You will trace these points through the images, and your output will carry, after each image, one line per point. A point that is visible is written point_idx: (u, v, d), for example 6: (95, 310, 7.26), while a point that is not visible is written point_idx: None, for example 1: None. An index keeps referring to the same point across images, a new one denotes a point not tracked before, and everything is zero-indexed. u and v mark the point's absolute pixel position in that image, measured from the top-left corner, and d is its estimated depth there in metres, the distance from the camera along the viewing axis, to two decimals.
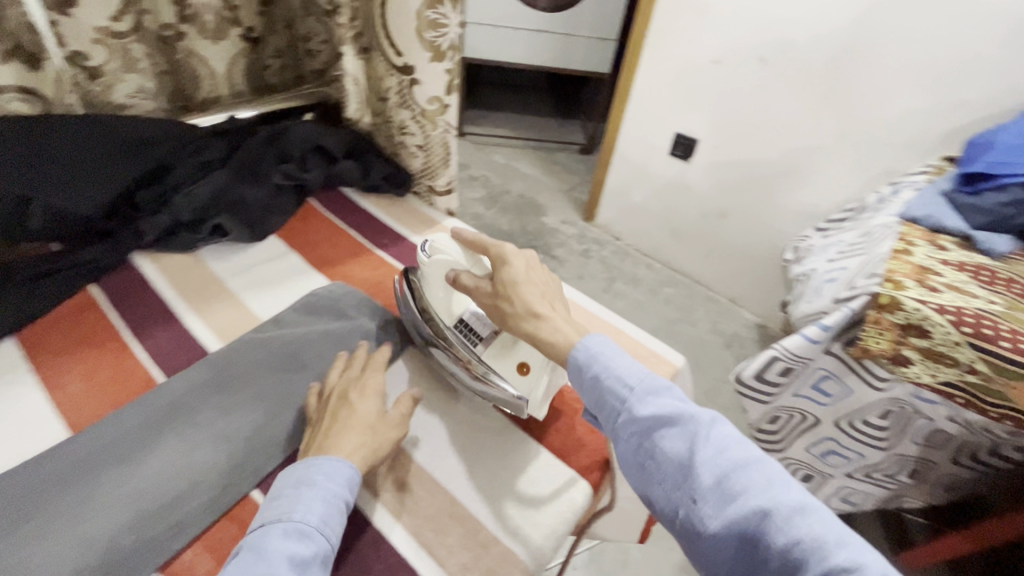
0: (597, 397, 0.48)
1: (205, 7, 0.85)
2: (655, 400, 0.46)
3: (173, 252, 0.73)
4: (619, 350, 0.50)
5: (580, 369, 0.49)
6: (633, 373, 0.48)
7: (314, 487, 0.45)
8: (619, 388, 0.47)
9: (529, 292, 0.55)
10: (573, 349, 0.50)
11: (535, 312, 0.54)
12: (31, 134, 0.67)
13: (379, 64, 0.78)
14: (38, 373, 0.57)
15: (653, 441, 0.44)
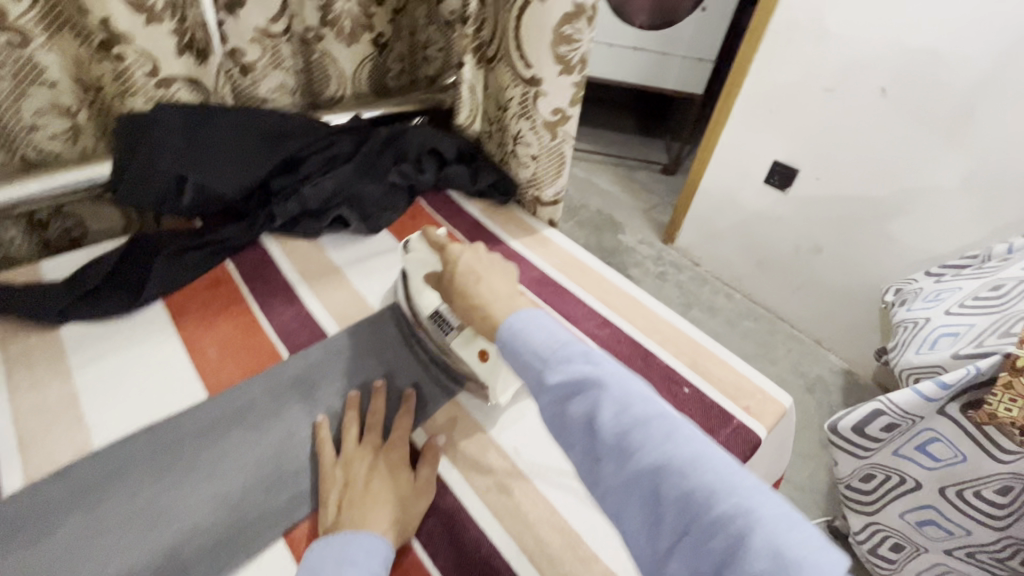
0: (516, 367, 0.45)
1: (346, 13, 0.89)
2: (568, 365, 0.42)
3: (297, 238, 0.79)
4: (536, 315, 0.46)
5: (502, 342, 0.46)
6: (543, 339, 0.44)
7: (355, 566, 0.44)
8: (536, 355, 0.43)
9: (470, 280, 0.53)
10: (499, 325, 0.46)
11: (478, 299, 0.51)
12: (190, 120, 0.72)
13: (503, 75, 0.82)
14: (181, 337, 0.62)
15: (563, 408, 0.41)
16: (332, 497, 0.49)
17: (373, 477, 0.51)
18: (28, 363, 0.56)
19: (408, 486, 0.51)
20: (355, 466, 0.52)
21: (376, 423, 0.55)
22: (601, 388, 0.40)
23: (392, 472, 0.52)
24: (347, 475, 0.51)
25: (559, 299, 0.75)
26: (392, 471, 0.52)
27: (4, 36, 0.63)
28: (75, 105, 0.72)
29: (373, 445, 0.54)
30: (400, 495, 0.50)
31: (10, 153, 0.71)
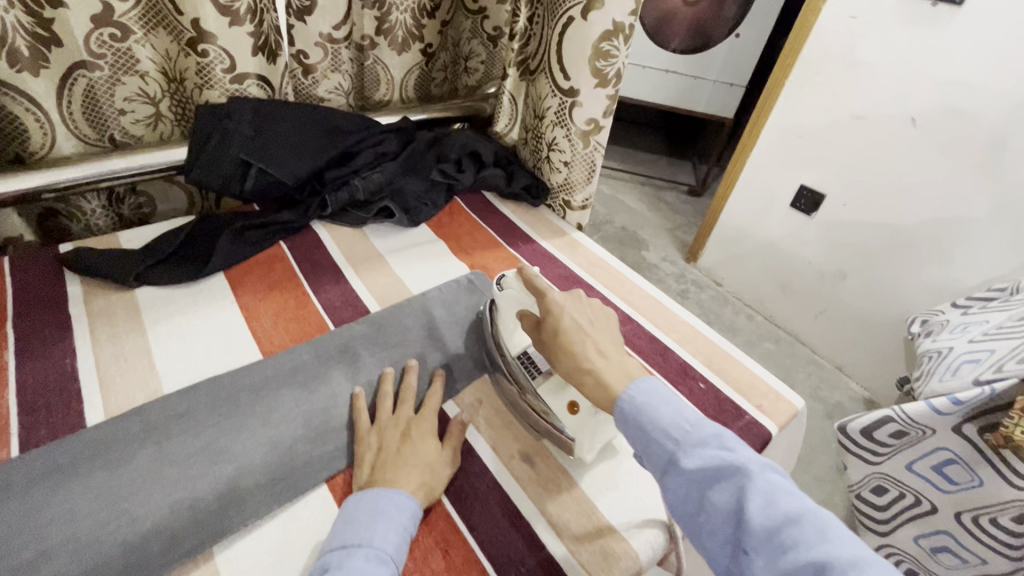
0: (643, 446, 0.48)
1: (400, 24, 0.96)
2: (704, 451, 0.45)
3: (344, 225, 0.85)
4: (666, 395, 0.50)
5: (621, 415, 0.50)
6: (674, 423, 0.47)
7: (389, 518, 0.48)
8: (668, 436, 0.47)
9: (575, 339, 0.56)
10: (618, 399, 0.51)
11: (587, 363, 0.54)
12: (263, 111, 0.80)
13: (542, 86, 0.87)
14: (240, 305, 0.68)
15: (701, 492, 0.44)
16: (369, 455, 0.55)
17: (406, 439, 0.56)
18: (108, 317, 0.63)
19: (436, 450, 0.56)
20: (389, 431, 0.56)
21: (406, 396, 0.60)
22: (744, 477, 0.42)
23: (422, 438, 0.56)
24: (381, 439, 0.56)
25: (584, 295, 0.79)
26: (424, 437, 0.56)
27: (108, 30, 0.71)
28: (158, 94, 0.80)
29: (406, 414, 0.58)
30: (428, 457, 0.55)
31: (99, 134, 0.79)
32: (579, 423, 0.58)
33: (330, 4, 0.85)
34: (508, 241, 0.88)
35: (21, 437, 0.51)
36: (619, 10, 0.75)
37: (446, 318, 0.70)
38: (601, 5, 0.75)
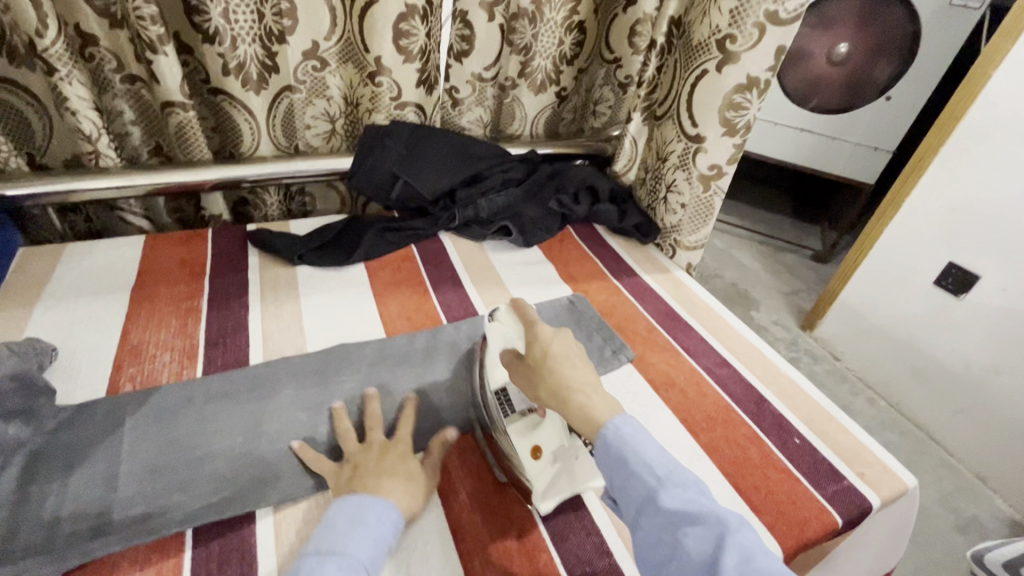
0: (621, 478, 0.48)
1: (541, 68, 1.05)
2: (684, 495, 0.45)
3: (465, 239, 0.94)
4: (648, 433, 0.50)
5: (601, 443, 0.49)
6: (658, 462, 0.47)
7: (366, 527, 0.49)
8: (648, 474, 0.46)
9: (567, 370, 0.55)
10: (604, 425, 0.50)
11: (572, 384, 0.54)
12: (416, 136, 0.94)
13: (670, 131, 0.92)
14: (374, 291, 0.80)
15: (675, 535, 0.43)
16: (345, 473, 0.55)
17: (384, 458, 0.56)
18: (274, 286, 0.78)
19: (417, 466, 0.57)
20: (361, 456, 0.56)
21: (376, 423, 0.60)
22: (722, 529, 0.41)
23: (398, 459, 0.57)
24: (357, 462, 0.56)
25: (681, 334, 0.80)
26: (402, 458, 0.57)
27: (312, 62, 0.90)
28: (337, 115, 0.98)
29: (380, 439, 0.58)
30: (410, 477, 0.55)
31: (289, 143, 0.98)
32: (539, 468, 0.57)
33: (484, 49, 0.97)
34: (613, 273, 0.92)
35: (203, 363, 0.65)
36: (757, 66, 0.79)
37: None
38: (737, 59, 0.79)
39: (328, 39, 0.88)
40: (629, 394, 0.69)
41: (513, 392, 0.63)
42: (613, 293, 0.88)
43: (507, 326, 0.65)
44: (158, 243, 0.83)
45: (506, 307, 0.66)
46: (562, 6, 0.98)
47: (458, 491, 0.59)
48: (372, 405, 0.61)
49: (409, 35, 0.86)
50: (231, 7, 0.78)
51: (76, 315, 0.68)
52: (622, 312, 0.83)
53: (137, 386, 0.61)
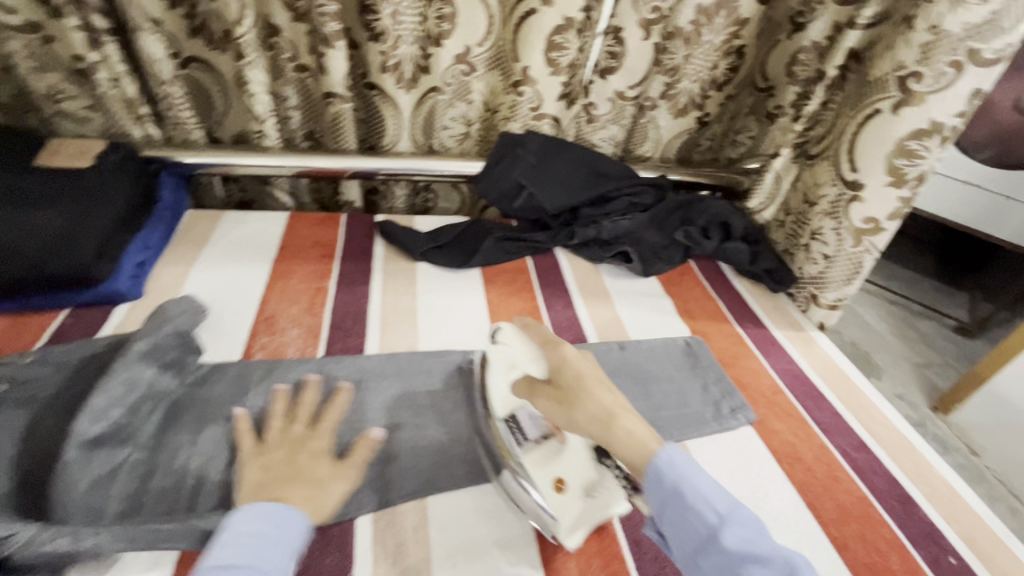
0: (672, 514, 0.44)
1: (685, 91, 1.00)
2: (745, 532, 0.42)
3: (582, 259, 0.92)
4: (695, 462, 0.46)
5: (651, 477, 0.46)
6: (714, 500, 0.44)
7: (269, 535, 0.44)
8: (704, 512, 0.43)
9: (602, 395, 0.51)
10: (653, 455, 0.46)
11: (606, 412, 0.49)
12: (548, 147, 0.93)
13: (823, 172, 0.83)
14: (485, 299, 0.79)
15: (737, 574, 0.40)
16: (252, 465, 0.50)
17: (295, 456, 0.51)
18: (395, 277, 0.80)
19: (327, 471, 0.51)
20: (273, 454, 0.51)
21: (302, 415, 0.55)
22: (791, 569, 0.39)
23: (311, 459, 0.51)
24: (262, 460, 0.51)
25: (814, 405, 0.71)
26: (314, 459, 0.51)
27: (461, 66, 0.91)
28: (474, 119, 0.99)
29: (298, 433, 0.53)
30: (320, 485, 0.50)
31: (425, 140, 1.00)
32: (566, 503, 0.52)
33: (631, 67, 0.94)
34: (738, 321, 0.85)
35: (323, 344, 0.68)
36: (944, 111, 0.68)
37: (646, 375, 0.72)
38: (920, 101, 0.69)
39: (480, 44, 0.88)
40: (746, 458, 0.63)
41: (525, 416, 0.58)
42: (736, 341, 0.81)
43: (510, 348, 0.61)
44: (299, 221, 0.90)
45: (510, 328, 0.61)
46: (723, 29, 0.92)
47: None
48: (308, 394, 0.57)
49: (561, 48, 0.85)
50: (400, 9, 0.82)
51: (224, 278, 0.75)
52: (746, 368, 0.76)
53: (266, 355, 0.66)
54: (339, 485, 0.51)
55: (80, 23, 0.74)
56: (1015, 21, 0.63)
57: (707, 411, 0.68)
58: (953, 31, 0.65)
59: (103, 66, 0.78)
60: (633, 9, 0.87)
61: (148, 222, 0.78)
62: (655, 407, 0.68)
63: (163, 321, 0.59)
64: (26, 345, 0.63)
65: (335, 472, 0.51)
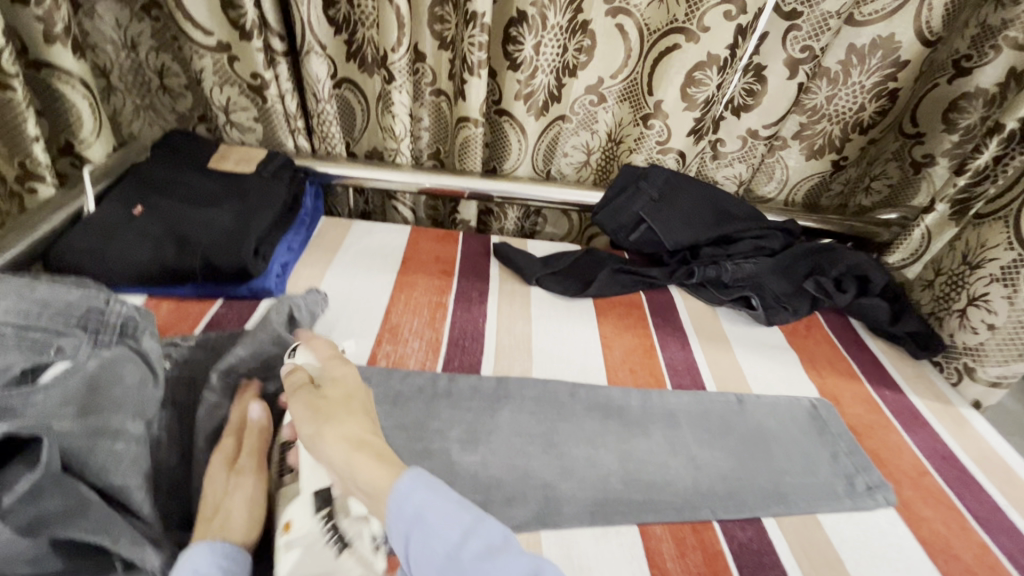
0: (411, 541, 0.38)
1: (824, 132, 0.94)
2: (487, 543, 0.38)
3: (698, 299, 0.88)
4: (432, 478, 0.42)
5: (390, 507, 0.40)
6: (453, 520, 0.39)
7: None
8: (443, 530, 0.38)
9: (360, 422, 0.46)
10: (394, 478, 0.41)
11: (357, 436, 0.45)
12: (673, 182, 0.91)
13: (996, 233, 0.75)
14: (600, 332, 0.78)
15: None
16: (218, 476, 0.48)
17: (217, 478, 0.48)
18: (511, 300, 0.81)
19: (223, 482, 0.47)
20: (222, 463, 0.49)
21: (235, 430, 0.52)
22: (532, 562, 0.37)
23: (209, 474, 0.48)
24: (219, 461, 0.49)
25: (969, 494, 0.63)
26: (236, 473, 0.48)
27: (591, 97, 0.93)
28: (595, 148, 1.00)
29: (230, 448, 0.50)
30: (220, 506, 0.46)
31: (545, 166, 1.03)
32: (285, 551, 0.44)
33: (769, 105, 0.90)
34: (872, 385, 0.77)
35: (443, 359, 0.70)
36: None
37: (768, 434, 0.67)
38: None
39: (615, 76, 0.90)
40: (890, 544, 0.56)
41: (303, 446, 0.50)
42: (870, 409, 0.73)
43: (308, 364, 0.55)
44: (422, 236, 0.94)
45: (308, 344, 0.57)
46: (877, 70, 0.86)
47: (663, 552, 0.53)
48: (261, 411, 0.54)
49: (700, 84, 0.83)
50: (543, 40, 0.84)
51: (353, 284, 0.79)
52: (884, 440, 0.68)
53: (390, 363, 0.68)
54: (241, 492, 0.47)
55: (262, 45, 0.83)
56: None
57: (842, 482, 0.62)
58: None
59: (274, 83, 0.87)
60: (781, 46, 0.84)
61: (292, 227, 0.85)
62: (779, 471, 0.63)
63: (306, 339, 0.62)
64: (188, 329, 0.69)
65: (230, 483, 0.47)
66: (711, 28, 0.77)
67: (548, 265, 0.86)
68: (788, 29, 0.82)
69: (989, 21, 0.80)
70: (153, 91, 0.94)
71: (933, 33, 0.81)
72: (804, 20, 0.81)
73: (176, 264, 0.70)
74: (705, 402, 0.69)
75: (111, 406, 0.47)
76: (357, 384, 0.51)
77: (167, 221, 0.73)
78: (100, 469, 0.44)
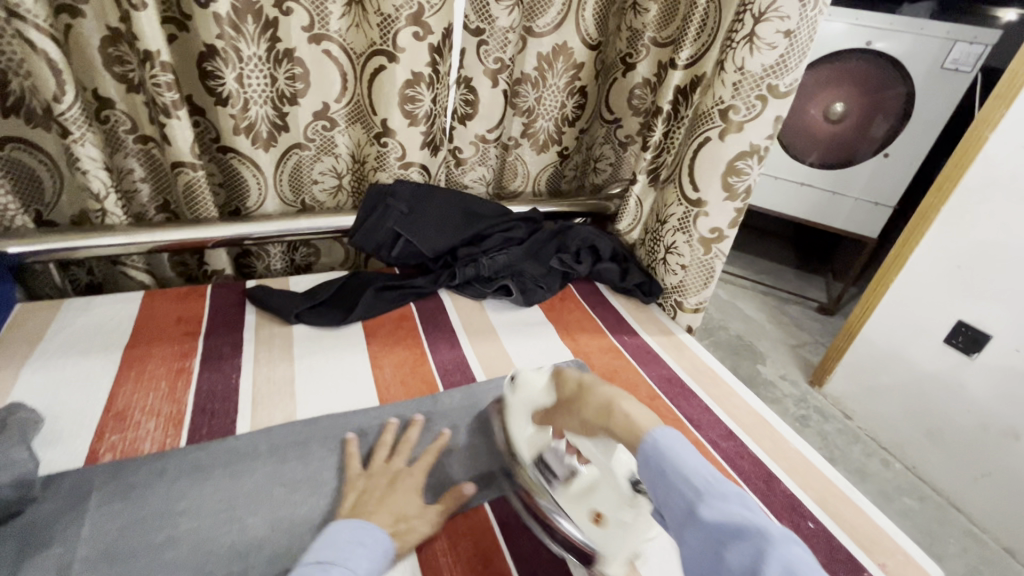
0: (657, 490, 0.44)
1: (543, 129, 1.07)
2: (724, 507, 0.40)
3: (466, 297, 0.94)
4: (682, 444, 0.46)
5: (644, 463, 0.46)
6: (697, 478, 0.43)
7: (364, 545, 0.49)
8: (685, 485, 0.43)
9: (610, 389, 0.57)
10: (643, 438, 0.48)
11: (611, 402, 0.55)
12: (419, 193, 0.94)
13: (670, 194, 0.93)
14: (370, 353, 0.79)
15: (716, 549, 0.38)
16: None
17: (393, 488, 0.58)
18: (268, 345, 0.76)
19: (415, 510, 0.56)
20: (377, 478, 0.59)
21: (403, 449, 0.63)
22: (762, 534, 0.38)
23: None
24: (367, 485, 0.58)
25: (686, 404, 0.77)
26: (407, 493, 0.58)
27: (321, 122, 0.93)
28: (344, 171, 1.00)
29: (394, 465, 0.61)
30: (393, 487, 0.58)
31: (295, 197, 1.00)
32: (604, 534, 0.55)
33: (487, 113, 0.99)
34: (614, 334, 0.90)
35: (188, 432, 0.62)
36: (757, 135, 0.81)
37: None
38: (739, 129, 0.81)
39: (338, 100, 0.91)
40: None
41: (552, 456, 0.63)
42: (614, 356, 0.85)
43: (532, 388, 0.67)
44: (158, 298, 0.83)
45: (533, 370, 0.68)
46: (564, 72, 1.00)
47: (439, 554, 0.54)
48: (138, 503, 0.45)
49: (415, 100, 0.88)
50: (244, 73, 0.82)
51: (64, 376, 0.67)
52: (625, 379, 0.80)
53: (118, 456, 0.59)
54: None
55: None
56: (796, 62, 0.76)
57: None
58: (755, 70, 0.77)
59: None
60: (478, 59, 0.93)
61: None
62: None
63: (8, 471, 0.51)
64: None
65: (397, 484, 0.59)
66: (406, 49, 0.82)
67: (310, 299, 0.83)
68: (479, 44, 0.91)
69: (634, 25, 0.99)
70: None
71: (592, 38, 0.98)
72: (489, 35, 0.90)
73: None
74: (472, 392, 0.74)
75: None
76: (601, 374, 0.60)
77: None
78: None
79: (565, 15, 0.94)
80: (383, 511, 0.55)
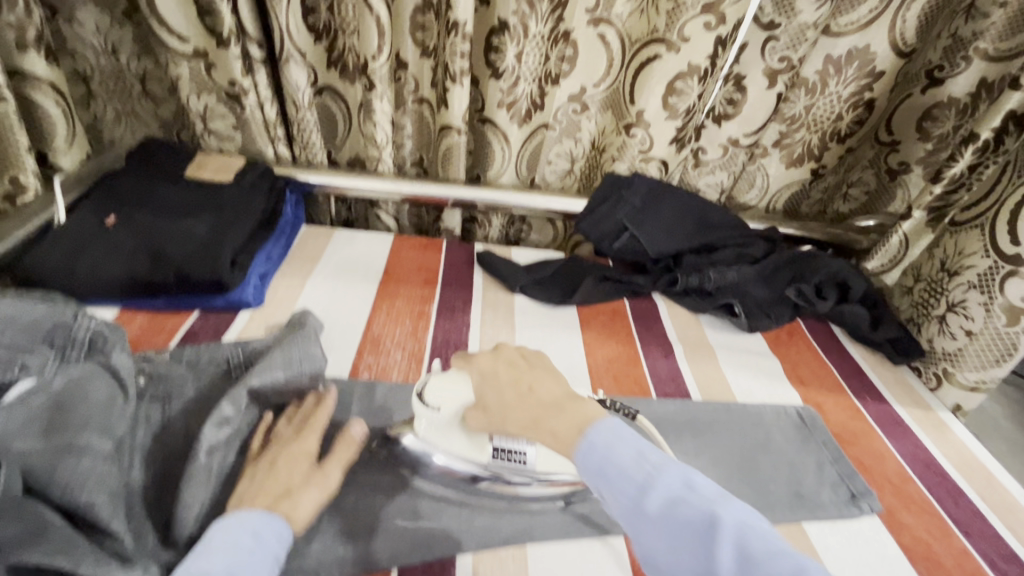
0: (599, 487, 0.44)
1: (804, 142, 0.95)
2: (670, 491, 0.41)
3: (682, 307, 0.88)
4: (618, 431, 0.45)
5: (580, 459, 0.45)
6: (635, 467, 0.43)
7: (251, 542, 0.44)
8: (629, 477, 0.42)
9: (535, 394, 0.49)
10: (574, 440, 0.45)
11: (539, 407, 0.48)
12: (656, 190, 0.90)
13: (971, 239, 0.77)
14: (584, 339, 0.78)
15: (670, 534, 0.40)
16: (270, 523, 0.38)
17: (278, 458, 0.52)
18: (494, 308, 0.81)
19: (302, 477, 0.51)
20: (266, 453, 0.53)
21: (307, 414, 0.57)
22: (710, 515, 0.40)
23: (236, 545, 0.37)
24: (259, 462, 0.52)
25: (951, 500, 0.63)
26: (291, 461, 0.52)
27: (574, 105, 0.94)
28: (579, 156, 1.00)
29: (293, 433, 0.56)
30: (290, 485, 0.50)
31: (529, 174, 1.02)
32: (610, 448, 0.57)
33: (749, 114, 0.90)
34: (854, 389, 0.78)
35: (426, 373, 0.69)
36: None
37: (746, 444, 0.66)
38: None
39: (598, 84, 0.91)
40: (875, 551, 0.57)
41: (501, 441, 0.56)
42: (855, 416, 0.74)
43: (448, 395, 0.53)
44: (405, 244, 0.92)
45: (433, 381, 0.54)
46: (853, 79, 0.87)
47: None
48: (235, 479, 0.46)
49: (681, 93, 0.84)
50: (524, 49, 0.84)
51: (335, 294, 0.78)
52: (867, 447, 0.69)
53: (373, 376, 0.67)
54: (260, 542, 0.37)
55: (240, 53, 0.80)
56: None
57: (834, 491, 0.62)
58: None
59: (253, 91, 0.85)
60: (760, 56, 0.85)
61: (272, 237, 0.83)
62: (762, 477, 0.63)
63: (306, 362, 0.59)
64: (162, 343, 0.68)
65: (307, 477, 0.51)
66: (692, 39, 0.79)
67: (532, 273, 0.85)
68: (767, 40, 0.84)
69: (960, 33, 0.82)
70: (132, 97, 0.91)
71: (905, 43, 0.84)
72: (782, 30, 0.82)
73: (149, 278, 0.68)
74: (687, 406, 0.69)
75: (79, 423, 0.48)
76: (522, 365, 0.52)
77: (141, 230, 0.71)
78: (66, 486, 0.44)
79: (879, 15, 0.82)
80: (266, 490, 0.49)
